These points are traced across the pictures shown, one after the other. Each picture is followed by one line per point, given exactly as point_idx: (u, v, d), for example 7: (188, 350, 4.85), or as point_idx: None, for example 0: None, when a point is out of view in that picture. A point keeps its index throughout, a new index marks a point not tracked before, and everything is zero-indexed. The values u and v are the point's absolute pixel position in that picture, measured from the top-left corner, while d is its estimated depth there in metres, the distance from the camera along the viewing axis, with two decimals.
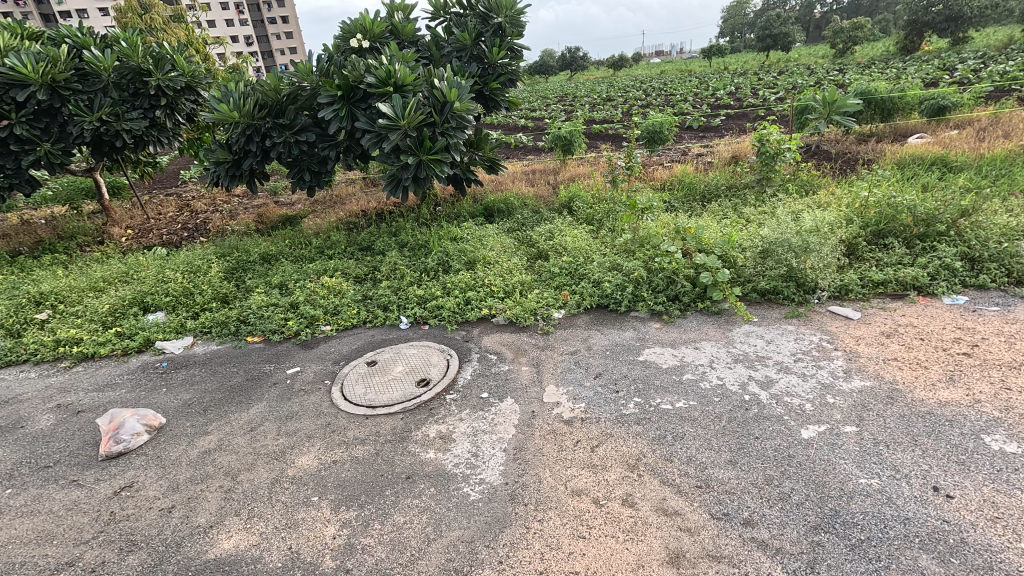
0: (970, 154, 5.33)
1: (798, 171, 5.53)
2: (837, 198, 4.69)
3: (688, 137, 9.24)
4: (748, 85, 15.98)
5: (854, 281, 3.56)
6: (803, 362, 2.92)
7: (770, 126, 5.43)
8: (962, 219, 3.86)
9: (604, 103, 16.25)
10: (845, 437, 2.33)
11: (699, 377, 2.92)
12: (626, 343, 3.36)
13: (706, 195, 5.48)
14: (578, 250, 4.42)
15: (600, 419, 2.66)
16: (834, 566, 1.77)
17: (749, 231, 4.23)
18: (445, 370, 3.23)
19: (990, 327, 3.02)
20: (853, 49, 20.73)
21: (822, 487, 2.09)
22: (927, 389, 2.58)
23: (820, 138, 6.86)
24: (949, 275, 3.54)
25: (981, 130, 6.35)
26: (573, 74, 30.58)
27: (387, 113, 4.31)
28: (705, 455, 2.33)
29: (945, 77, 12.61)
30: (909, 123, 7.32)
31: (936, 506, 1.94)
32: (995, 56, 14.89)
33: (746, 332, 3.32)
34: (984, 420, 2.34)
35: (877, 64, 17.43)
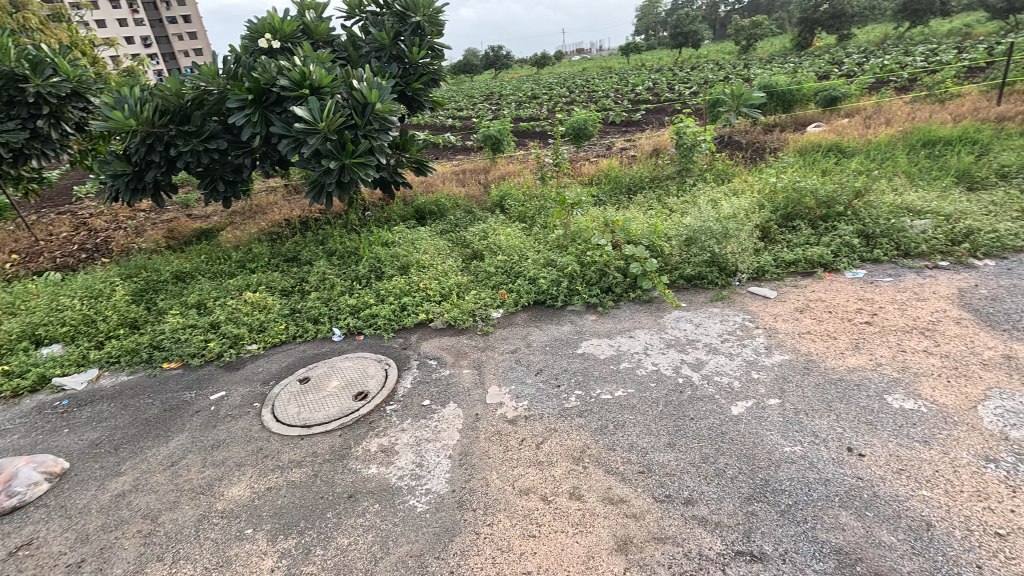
0: (860, 140, 5.87)
1: (713, 161, 5.85)
2: (750, 185, 5.01)
3: (612, 132, 9.53)
4: (664, 80, 16.75)
5: (769, 262, 3.82)
6: (728, 342, 3.09)
7: (686, 120, 5.70)
8: (856, 200, 4.23)
9: (530, 101, 16.46)
10: (770, 409, 2.49)
11: (635, 364, 3.01)
12: (565, 337, 3.41)
13: (632, 188, 5.67)
14: (512, 248, 4.44)
15: (543, 415, 2.68)
16: (767, 533, 1.88)
17: (673, 220, 4.42)
18: (383, 380, 3.12)
19: (885, 296, 3.33)
20: (755, 46, 22.27)
21: (752, 459, 2.21)
22: (837, 358, 2.81)
23: (731, 130, 7.30)
24: (849, 252, 3.87)
25: (868, 117, 7.01)
26: (499, 73, 30.70)
27: (304, 116, 4.11)
28: (645, 440, 2.40)
29: (835, 70, 13.81)
30: (807, 113, 7.94)
31: (851, 465, 2.11)
32: (875, 51, 16.55)
33: (675, 318, 3.46)
34: (886, 381, 2.57)
35: (777, 59, 18.84)
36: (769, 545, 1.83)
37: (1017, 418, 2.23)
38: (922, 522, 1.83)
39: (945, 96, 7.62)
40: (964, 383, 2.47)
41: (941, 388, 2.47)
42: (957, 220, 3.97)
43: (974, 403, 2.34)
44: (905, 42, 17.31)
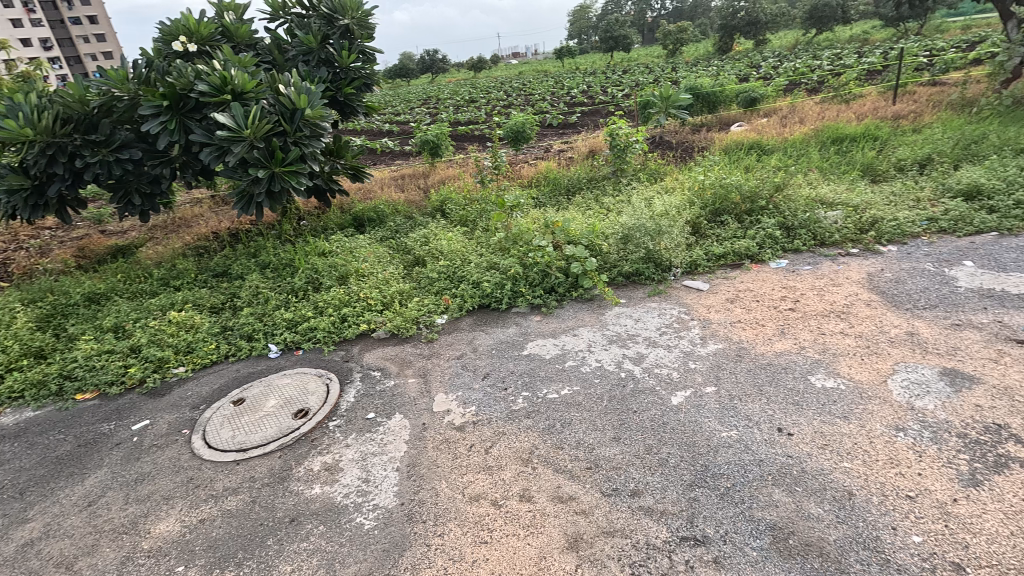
0: (778, 138, 6.27)
1: (646, 161, 6.06)
2: (681, 183, 5.23)
3: (550, 135, 9.68)
4: (598, 83, 17.22)
5: (701, 257, 4.00)
6: (667, 335, 3.20)
7: (619, 121, 5.87)
8: (776, 194, 4.51)
9: (468, 104, 16.45)
10: (707, 397, 2.60)
11: (580, 362, 3.06)
12: (511, 339, 3.42)
13: (571, 189, 5.78)
14: (454, 253, 4.40)
15: (492, 420, 2.66)
16: (709, 517, 1.96)
17: (610, 219, 4.54)
18: (325, 396, 3.01)
19: (806, 284, 3.57)
20: (681, 50, 23.34)
21: (692, 446, 2.30)
22: (765, 343, 2.98)
23: (662, 130, 7.61)
24: (773, 243, 4.12)
25: (784, 117, 7.50)
26: (435, 77, 30.47)
27: (227, 123, 3.90)
28: (592, 437, 2.44)
29: (754, 73, 14.70)
30: (730, 113, 8.39)
31: (781, 445, 2.24)
32: (789, 55, 17.78)
33: (616, 314, 3.55)
34: (810, 363, 2.75)
35: (701, 63, 19.82)
36: (711, 528, 1.91)
37: (921, 388, 2.45)
38: (844, 492, 1.97)
39: (849, 96, 8.29)
40: (875, 360, 2.69)
41: (856, 366, 2.67)
42: (864, 210, 4.32)
43: (885, 377, 2.55)
44: (813, 47, 18.73)
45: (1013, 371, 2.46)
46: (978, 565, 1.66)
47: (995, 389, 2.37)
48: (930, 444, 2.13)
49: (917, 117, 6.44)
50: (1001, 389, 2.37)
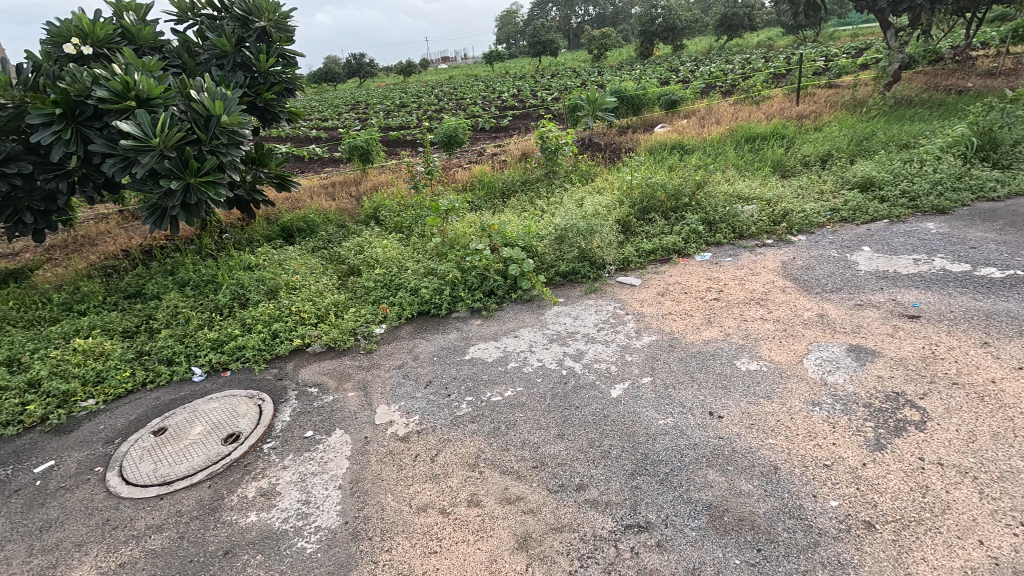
0: (697, 138, 6.65)
1: (577, 162, 6.22)
2: (610, 183, 5.42)
3: (482, 139, 9.72)
4: (528, 87, 17.48)
5: (632, 253, 4.16)
6: (604, 330, 3.30)
7: (548, 124, 5.98)
8: (698, 191, 4.77)
9: (399, 109, 16.19)
10: (644, 387, 2.70)
11: (522, 363, 3.09)
12: (453, 344, 3.39)
13: (505, 192, 5.83)
14: (390, 261, 4.31)
15: (436, 427, 2.63)
16: (651, 503, 2.03)
17: (545, 220, 4.62)
18: (257, 418, 2.85)
19: (728, 274, 3.80)
20: (605, 55, 24.18)
21: (632, 436, 2.39)
22: (694, 332, 3.14)
23: (591, 132, 7.84)
24: (697, 238, 4.35)
25: (702, 118, 7.95)
26: (363, 81, 29.75)
27: (132, 132, 3.60)
28: (537, 435, 2.47)
29: (674, 77, 15.48)
30: (653, 115, 8.79)
31: (713, 427, 2.37)
32: (704, 60, 18.88)
33: (555, 313, 3.61)
34: (735, 348, 2.93)
35: (625, 67, 20.63)
36: (653, 514, 1.98)
37: (831, 364, 2.67)
38: (770, 467, 2.11)
39: (758, 99, 8.91)
40: (792, 342, 2.90)
41: (776, 348, 2.87)
42: (776, 204, 4.66)
43: (800, 357, 2.76)
44: (725, 52, 20.02)
45: (906, 343, 2.74)
46: (886, 521, 1.83)
47: (892, 361, 2.63)
48: (841, 415, 2.33)
49: (817, 117, 7.03)
50: (897, 360, 2.63)
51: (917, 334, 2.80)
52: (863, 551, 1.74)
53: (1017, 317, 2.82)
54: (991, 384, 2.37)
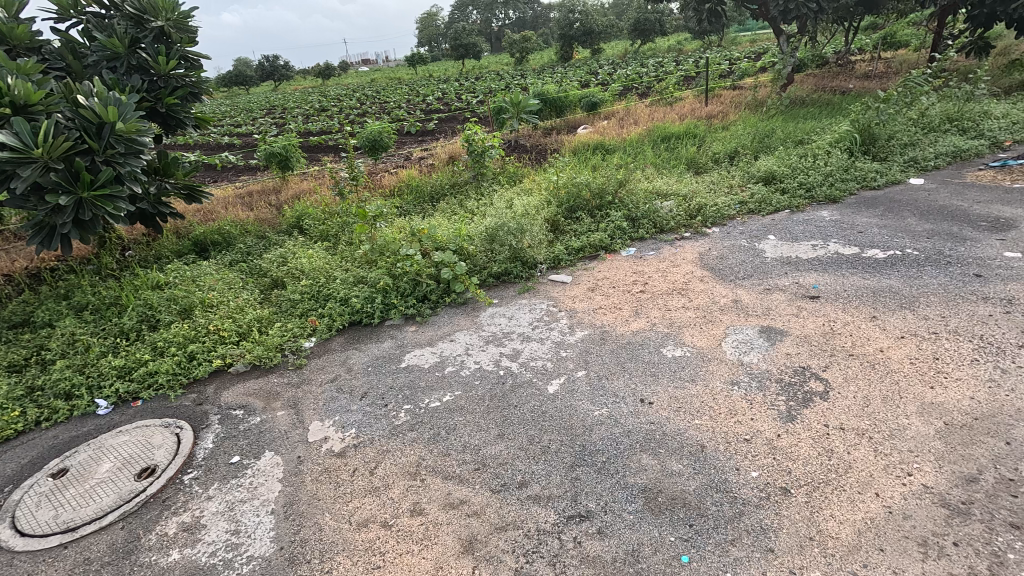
0: (617, 139, 6.93)
1: (504, 164, 6.29)
2: (538, 183, 5.52)
3: (408, 143, 9.57)
4: (453, 90, 17.41)
5: (562, 252, 4.26)
6: (538, 328, 3.36)
7: (474, 126, 5.99)
8: (621, 189, 4.97)
9: (319, 113, 15.58)
10: (579, 381, 2.79)
11: (459, 367, 3.08)
12: (387, 353, 3.32)
13: (434, 196, 5.78)
14: (316, 271, 4.14)
15: (374, 440, 2.56)
16: (591, 492, 2.10)
17: (475, 222, 4.63)
18: (176, 448, 2.64)
19: (652, 267, 3.99)
20: (527, 58, 24.58)
21: (570, 430, 2.45)
22: (624, 325, 3.27)
23: (517, 134, 7.94)
24: (622, 234, 4.53)
25: (621, 119, 8.29)
26: (278, 84, 28.35)
27: (8, 143, 3.22)
28: (477, 437, 2.48)
29: (593, 80, 16.02)
30: (575, 117, 9.06)
31: (645, 414, 2.48)
32: (620, 63, 19.68)
33: (491, 314, 3.63)
34: (662, 337, 3.08)
35: (547, 71, 21.07)
36: (593, 502, 2.05)
37: (746, 346, 2.88)
38: (698, 446, 2.25)
39: (671, 100, 9.43)
40: (711, 327, 3.10)
41: (697, 334, 3.05)
42: (691, 198, 4.95)
43: (719, 341, 2.96)
44: (640, 56, 20.99)
45: (809, 322, 3.01)
46: (799, 485, 2.00)
47: (798, 339, 2.88)
48: (757, 391, 2.52)
49: (724, 117, 7.54)
50: (802, 338, 2.88)
51: (818, 313, 3.09)
52: (781, 514, 1.89)
53: (897, 292, 3.18)
54: (879, 353, 2.66)
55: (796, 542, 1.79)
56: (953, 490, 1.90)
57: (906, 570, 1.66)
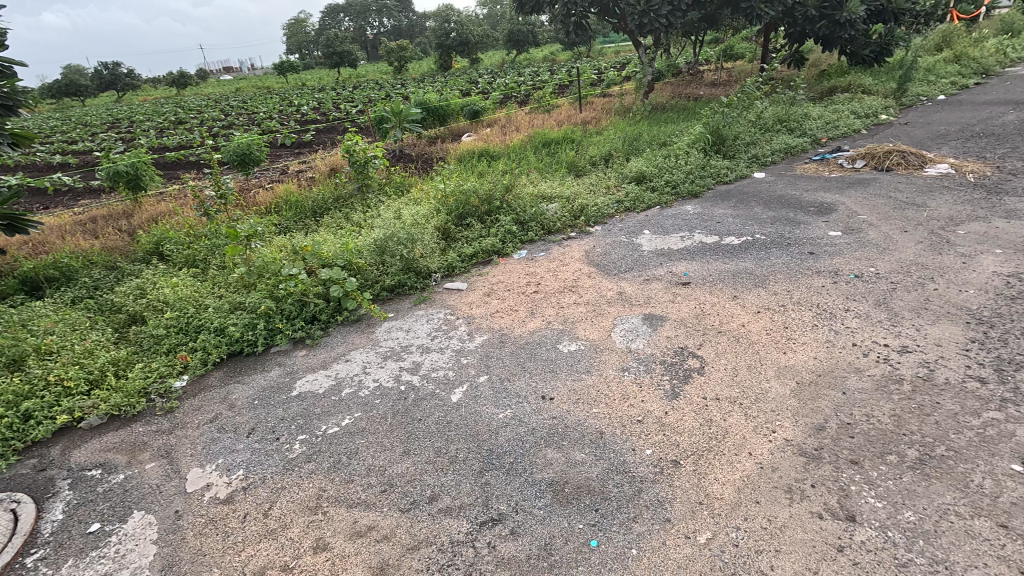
0: (501, 145, 7.10)
1: (390, 174, 6.14)
2: (426, 192, 5.47)
3: (283, 156, 8.98)
4: (330, 99, 16.67)
5: (455, 259, 4.25)
6: (437, 338, 3.32)
7: (353, 136, 5.78)
8: (508, 194, 5.09)
9: (176, 126, 14.06)
10: (482, 386, 2.79)
11: (356, 387, 2.94)
12: (276, 382, 3.07)
13: (317, 212, 5.47)
14: (184, 300, 3.72)
15: (266, 478, 2.35)
16: (501, 494, 2.11)
17: (363, 235, 4.47)
18: (12, 527, 2.21)
19: (544, 267, 4.13)
20: (406, 66, 24.29)
21: (477, 436, 2.44)
22: (521, 325, 3.35)
23: (401, 144, 7.81)
24: (512, 237, 4.64)
25: (503, 126, 8.50)
26: (122, 94, 25.09)
27: None
28: (381, 458, 2.38)
29: (474, 89, 16.27)
30: (459, 125, 9.12)
31: (546, 410, 2.56)
32: (499, 72, 20.23)
33: (387, 329, 3.52)
34: (558, 334, 3.20)
35: (427, 79, 20.99)
36: (504, 504, 2.07)
37: (633, 333, 3.10)
38: (597, 433, 2.36)
39: (549, 107, 9.87)
40: (601, 320, 3.29)
41: (589, 328, 3.21)
42: (574, 200, 5.22)
43: (609, 332, 3.14)
44: (516, 65, 21.70)
45: (683, 306, 3.32)
46: (687, 456, 2.18)
47: (676, 323, 3.15)
48: (646, 375, 2.71)
49: (597, 122, 8.05)
50: (679, 321, 3.16)
51: (690, 297, 3.41)
52: (674, 485, 2.06)
53: (752, 273, 3.61)
54: (742, 328, 3.00)
55: (688, 508, 1.95)
56: (808, 440, 2.19)
57: (777, 515, 1.89)
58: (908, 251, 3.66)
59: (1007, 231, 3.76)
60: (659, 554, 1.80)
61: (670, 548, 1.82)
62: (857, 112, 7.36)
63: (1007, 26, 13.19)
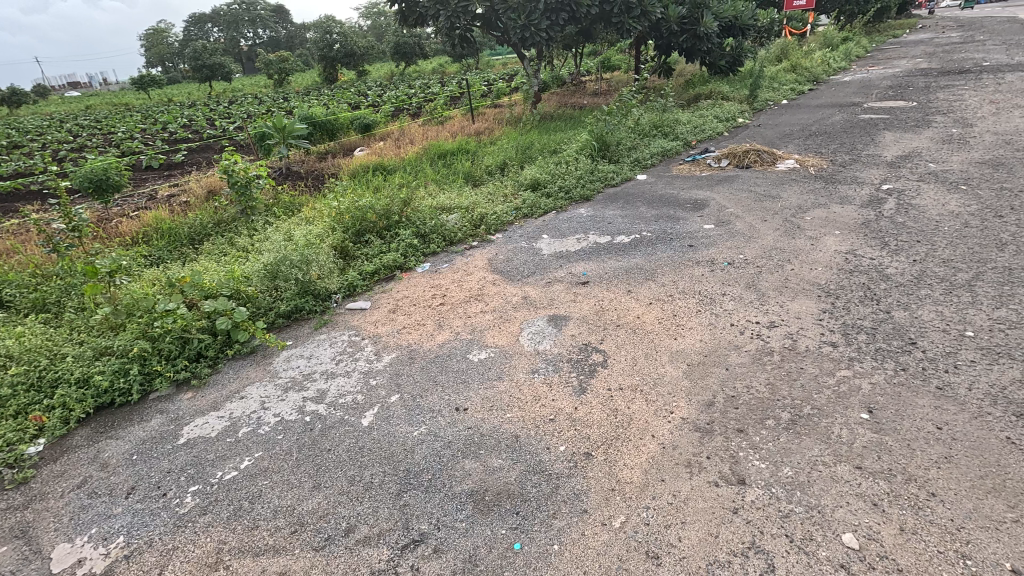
0: (396, 159, 6.98)
1: (277, 194, 5.78)
2: (318, 210, 5.22)
3: (150, 179, 8.09)
4: (203, 115, 15.33)
5: (356, 278, 4.10)
6: (342, 362, 3.18)
7: (231, 155, 5.36)
8: (406, 207, 5.01)
9: (10, 150, 12.12)
10: (394, 406, 2.72)
11: (255, 425, 2.72)
12: (157, 432, 2.75)
13: (194, 240, 4.99)
14: (33, 351, 3.20)
15: (154, 541, 2.09)
16: (421, 514, 2.07)
17: (251, 261, 4.15)
18: None
19: (448, 279, 4.12)
20: (287, 79, 23.05)
21: (392, 458, 2.37)
22: (430, 339, 3.31)
23: (287, 161, 7.39)
24: (414, 251, 4.58)
25: (397, 139, 8.36)
26: None
27: None
28: (289, 497, 2.22)
29: (364, 101, 15.86)
30: (350, 139, 8.83)
31: (461, 421, 2.55)
32: (389, 85, 19.92)
33: (286, 358, 3.30)
34: (467, 344, 3.21)
35: (313, 93, 20.07)
36: (425, 523, 2.03)
37: (540, 335, 3.19)
38: (512, 437, 2.40)
39: (442, 119, 9.89)
40: (509, 325, 3.35)
41: (497, 334, 3.26)
42: (473, 209, 5.27)
43: (517, 337, 3.21)
44: (406, 78, 21.49)
45: (584, 304, 3.48)
46: (598, 447, 2.29)
47: (579, 321, 3.30)
48: (554, 374, 2.81)
49: (490, 132, 8.20)
50: (581, 319, 3.31)
51: (590, 295, 3.58)
52: (588, 477, 2.15)
53: (643, 268, 3.88)
54: (638, 319, 3.22)
55: (603, 496, 2.05)
56: (701, 415, 2.40)
57: (681, 489, 2.04)
58: (769, 237, 4.15)
59: (843, 215, 4.40)
60: (579, 546, 1.87)
61: (589, 537, 1.89)
62: (719, 117, 8.22)
63: (828, 40, 15.48)
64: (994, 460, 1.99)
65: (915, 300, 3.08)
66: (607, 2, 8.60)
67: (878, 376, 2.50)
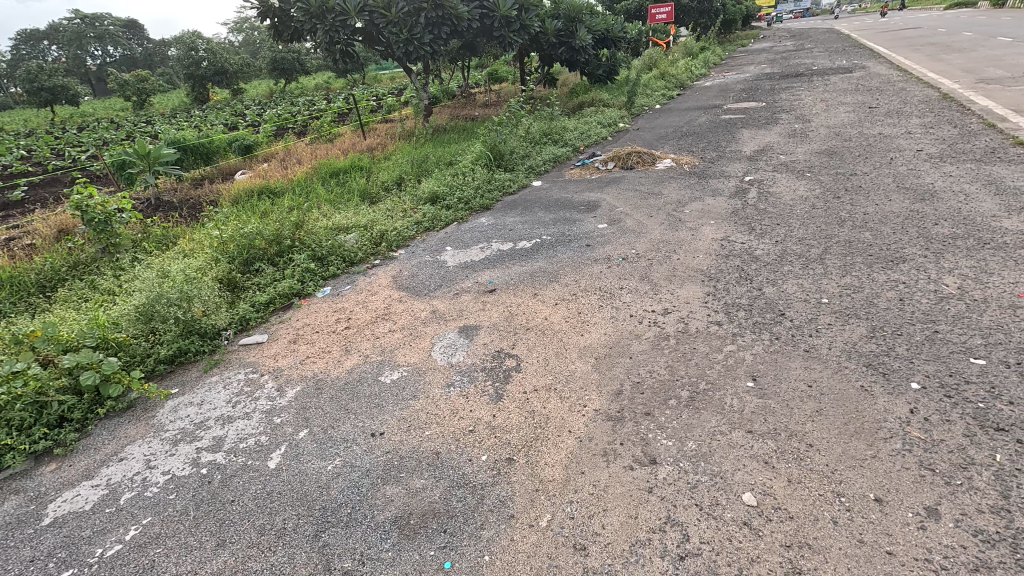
0: (283, 181, 6.59)
1: (147, 228, 5.20)
2: (198, 242, 4.77)
3: None
4: (44, 144, 13.37)
5: (248, 310, 3.80)
6: (240, 404, 2.92)
7: (84, 189, 4.71)
8: (298, 231, 4.74)
9: None
10: (303, 443, 2.55)
11: (141, 488, 2.41)
12: (13, 516, 2.34)
13: (44, 288, 4.34)
14: None
15: None
16: (343, 551, 1.96)
17: (120, 304, 3.69)
18: None
19: (351, 301, 3.96)
20: (148, 100, 20.88)
21: (305, 497, 2.22)
22: (337, 366, 3.16)
23: (156, 191, 6.68)
24: (312, 276, 4.34)
25: (282, 160, 7.90)
26: None
27: None
28: (189, 560, 2.00)
29: (242, 121, 14.83)
30: (229, 162, 8.20)
31: (378, 447, 2.45)
32: (269, 103, 18.84)
33: (172, 408, 2.97)
34: (378, 366, 3.10)
35: (181, 114, 18.38)
36: (348, 560, 1.92)
37: (452, 348, 3.17)
38: (433, 455, 2.36)
39: (330, 137, 9.52)
40: (419, 341, 3.29)
41: (408, 352, 3.19)
42: (372, 227, 5.11)
43: (428, 352, 3.16)
44: (287, 95, 20.46)
45: (493, 311, 3.52)
46: (519, 451, 2.32)
47: (489, 329, 3.32)
48: (470, 385, 2.80)
49: (382, 147, 8.04)
50: (491, 327, 3.34)
51: (498, 302, 3.63)
52: (512, 482, 2.16)
53: (546, 270, 4.01)
54: (546, 320, 3.31)
55: (528, 499, 2.08)
56: (612, 405, 2.52)
57: (600, 478, 2.13)
58: (657, 231, 4.48)
59: (715, 206, 4.87)
60: (510, 551, 1.87)
61: (518, 541, 1.91)
62: (602, 122, 8.75)
63: (688, 50, 17.14)
64: (854, 407, 2.31)
65: (780, 276, 3.49)
66: (487, 16, 8.83)
67: (758, 347, 2.79)
